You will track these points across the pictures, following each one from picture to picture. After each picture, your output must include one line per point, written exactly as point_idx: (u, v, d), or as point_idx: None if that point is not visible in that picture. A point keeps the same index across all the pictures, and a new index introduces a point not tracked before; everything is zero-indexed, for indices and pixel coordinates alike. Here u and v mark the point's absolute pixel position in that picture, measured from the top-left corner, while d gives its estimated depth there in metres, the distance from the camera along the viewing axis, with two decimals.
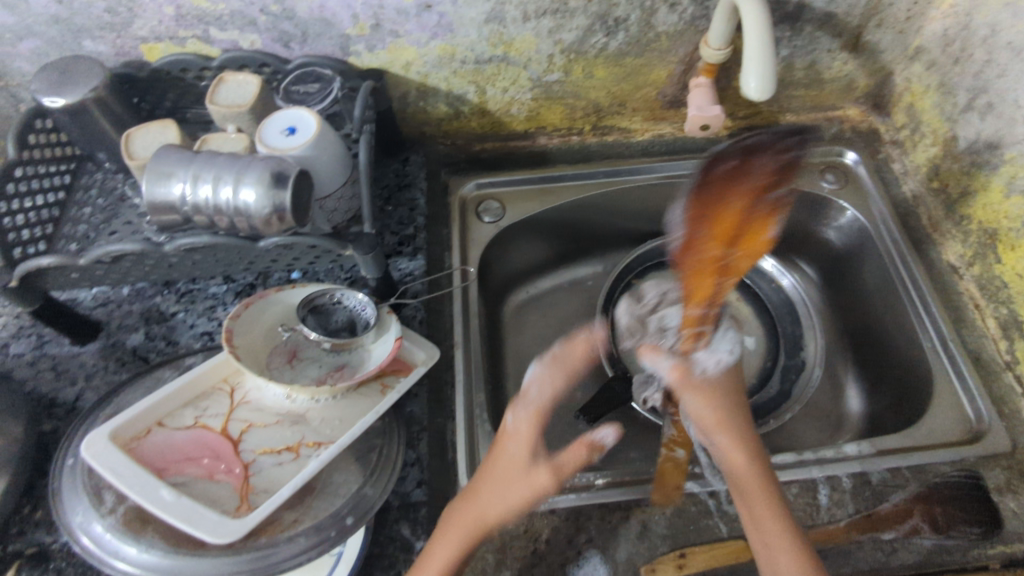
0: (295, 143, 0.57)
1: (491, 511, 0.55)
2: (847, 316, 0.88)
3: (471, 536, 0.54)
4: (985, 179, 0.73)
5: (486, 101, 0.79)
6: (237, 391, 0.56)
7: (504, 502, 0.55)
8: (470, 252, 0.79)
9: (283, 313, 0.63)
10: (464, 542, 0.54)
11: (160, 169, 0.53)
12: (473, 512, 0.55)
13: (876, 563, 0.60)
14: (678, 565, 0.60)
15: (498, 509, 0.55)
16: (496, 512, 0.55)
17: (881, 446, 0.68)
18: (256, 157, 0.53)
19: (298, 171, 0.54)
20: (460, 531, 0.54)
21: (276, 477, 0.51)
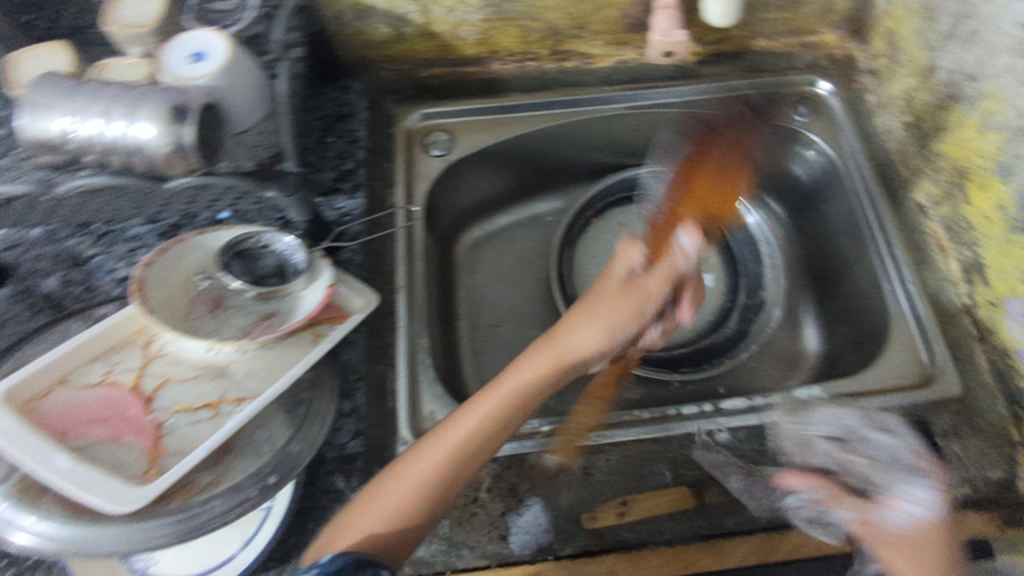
0: (202, 70, 0.50)
1: (585, 341, 0.60)
2: (812, 255, 0.85)
3: (555, 360, 0.59)
4: (961, 113, 0.67)
5: (432, 22, 0.73)
6: (152, 343, 0.53)
7: (593, 330, 0.60)
8: (417, 188, 0.74)
9: (204, 259, 0.58)
10: (544, 368, 0.58)
11: (40, 99, 0.47)
12: (562, 345, 0.59)
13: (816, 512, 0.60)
14: (620, 513, 0.61)
15: (584, 338, 0.60)
16: (582, 340, 0.60)
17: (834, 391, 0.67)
18: (152, 85, 0.48)
19: (202, 105, 0.48)
20: (546, 359, 0.59)
21: (191, 437, 0.49)
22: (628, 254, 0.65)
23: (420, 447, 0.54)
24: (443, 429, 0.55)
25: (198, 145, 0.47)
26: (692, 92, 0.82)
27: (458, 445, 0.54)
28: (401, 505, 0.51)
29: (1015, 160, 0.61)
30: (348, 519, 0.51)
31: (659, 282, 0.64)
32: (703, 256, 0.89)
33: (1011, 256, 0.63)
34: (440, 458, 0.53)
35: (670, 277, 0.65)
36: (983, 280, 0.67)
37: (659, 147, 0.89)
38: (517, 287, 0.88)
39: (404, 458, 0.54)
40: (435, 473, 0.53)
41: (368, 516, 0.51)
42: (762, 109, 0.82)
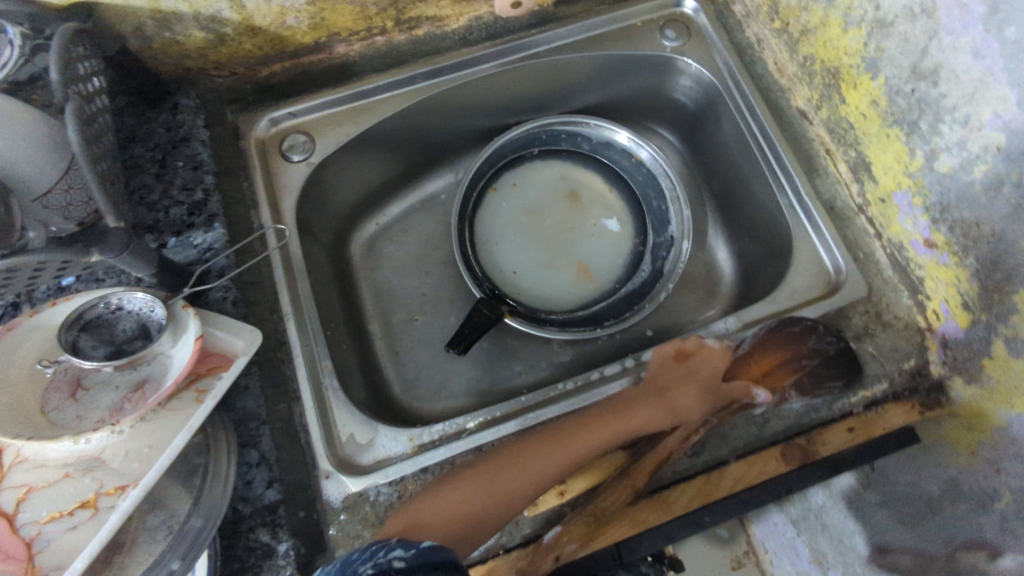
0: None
1: (682, 408, 0.61)
2: (711, 176, 0.84)
3: (660, 415, 0.60)
4: (822, 13, 0.65)
5: (250, 16, 0.64)
6: (5, 453, 0.47)
7: (691, 406, 0.61)
8: (285, 201, 0.70)
9: (47, 342, 0.51)
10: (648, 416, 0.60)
11: None
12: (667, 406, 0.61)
13: (749, 438, 0.61)
14: (560, 492, 0.59)
15: (685, 407, 0.61)
16: (686, 406, 0.61)
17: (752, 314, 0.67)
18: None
19: None
20: (653, 406, 0.61)
21: (70, 545, 0.44)
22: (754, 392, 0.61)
23: (522, 458, 0.56)
24: (555, 443, 0.57)
25: None
26: (557, 38, 0.78)
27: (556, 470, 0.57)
28: (475, 517, 0.54)
29: (878, 54, 0.60)
30: (430, 497, 0.55)
31: (735, 392, 0.61)
32: (606, 202, 0.87)
33: (892, 150, 0.62)
34: (539, 478, 0.56)
35: (746, 391, 0.61)
36: (870, 177, 0.65)
37: (538, 100, 0.85)
38: (424, 275, 0.84)
39: (505, 464, 0.56)
40: (531, 495, 0.56)
41: (458, 501, 0.55)
42: (630, 41, 0.78)
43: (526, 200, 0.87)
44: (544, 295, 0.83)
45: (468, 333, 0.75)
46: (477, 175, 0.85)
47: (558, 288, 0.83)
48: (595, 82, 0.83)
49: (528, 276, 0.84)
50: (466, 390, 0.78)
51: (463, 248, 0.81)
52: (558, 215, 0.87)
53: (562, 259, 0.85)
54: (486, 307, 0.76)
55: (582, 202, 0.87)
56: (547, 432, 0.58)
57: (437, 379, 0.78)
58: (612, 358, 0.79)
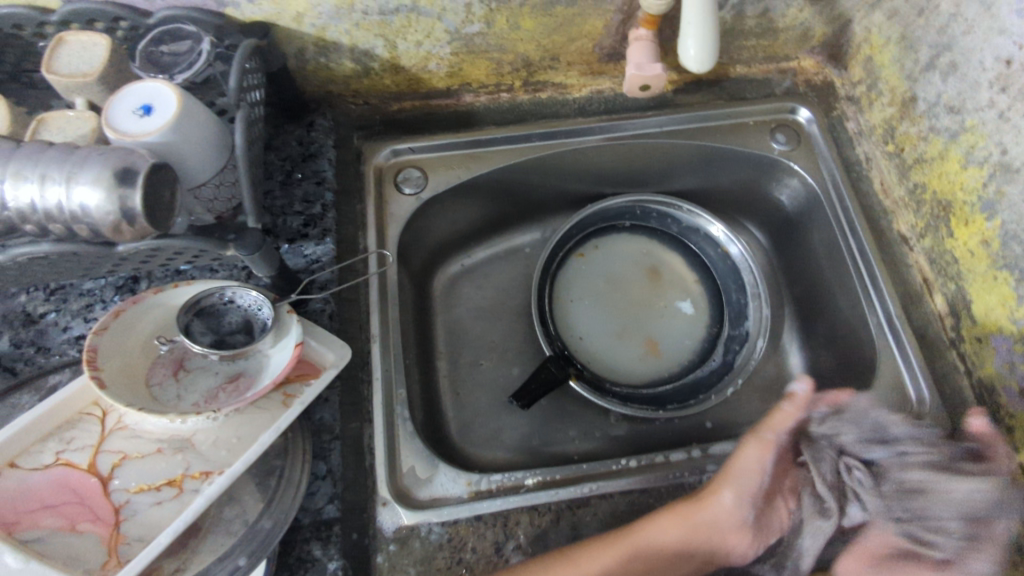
0: (149, 128, 0.47)
1: (709, 511, 0.59)
2: (795, 280, 0.84)
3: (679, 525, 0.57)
4: (942, 145, 0.66)
5: (398, 56, 0.69)
6: (109, 416, 0.50)
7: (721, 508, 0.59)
8: (389, 230, 0.72)
9: (163, 321, 0.55)
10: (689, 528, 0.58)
11: None
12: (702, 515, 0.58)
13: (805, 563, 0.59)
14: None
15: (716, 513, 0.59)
16: (717, 512, 0.59)
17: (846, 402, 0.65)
18: (91, 147, 0.45)
19: (151, 166, 0.45)
20: (678, 517, 0.58)
21: (153, 520, 0.45)
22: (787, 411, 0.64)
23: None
24: (581, 554, 0.54)
25: (144, 204, 0.44)
26: (670, 122, 0.80)
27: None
28: None
29: (997, 197, 0.61)
30: None
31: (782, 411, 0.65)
32: (686, 287, 0.88)
33: (997, 294, 0.62)
34: None
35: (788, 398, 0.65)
36: (969, 315, 0.65)
37: (638, 176, 0.87)
38: (497, 322, 0.85)
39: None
40: None
41: None
42: (740, 138, 0.81)
43: (608, 269, 0.89)
44: (611, 365, 0.83)
45: (533, 388, 0.76)
46: (566, 236, 0.87)
47: (627, 361, 0.84)
48: (695, 169, 0.85)
49: (597, 344, 0.85)
50: (519, 443, 0.77)
51: (541, 304, 0.82)
52: (637, 290, 0.88)
53: (633, 333, 0.86)
54: (553, 365, 0.77)
55: (661, 282, 0.88)
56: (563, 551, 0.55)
57: (493, 426, 0.78)
58: (668, 440, 0.79)
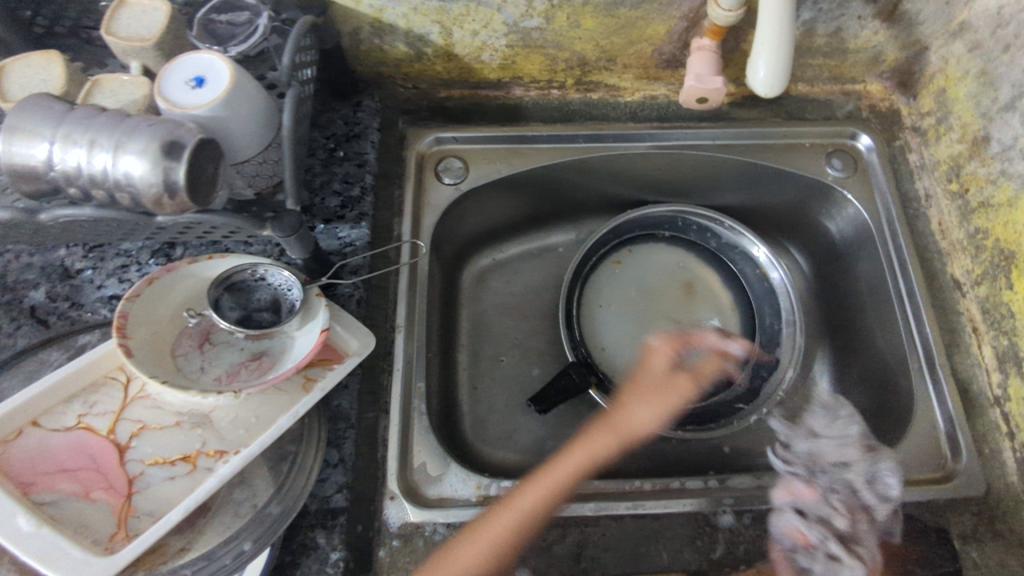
0: (201, 105, 0.46)
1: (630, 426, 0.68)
2: (833, 311, 0.81)
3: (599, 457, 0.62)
4: (1012, 193, 0.63)
5: (452, 44, 0.67)
6: (132, 384, 0.50)
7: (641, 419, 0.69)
8: (424, 218, 0.71)
9: (193, 292, 0.55)
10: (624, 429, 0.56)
11: (23, 126, 0.43)
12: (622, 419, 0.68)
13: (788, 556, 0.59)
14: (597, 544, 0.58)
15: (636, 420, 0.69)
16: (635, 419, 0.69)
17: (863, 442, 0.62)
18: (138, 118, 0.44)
19: (197, 140, 0.44)
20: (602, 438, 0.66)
21: (165, 496, 0.45)
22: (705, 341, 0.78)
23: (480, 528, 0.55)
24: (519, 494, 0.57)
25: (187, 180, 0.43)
26: (724, 137, 0.78)
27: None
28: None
29: None
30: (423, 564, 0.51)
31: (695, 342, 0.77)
32: (720, 305, 0.85)
33: None
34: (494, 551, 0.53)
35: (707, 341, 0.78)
36: (1019, 373, 0.62)
37: (683, 187, 0.85)
38: (522, 321, 0.84)
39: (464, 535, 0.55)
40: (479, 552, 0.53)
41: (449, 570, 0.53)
42: (794, 159, 0.78)
43: (640, 278, 0.86)
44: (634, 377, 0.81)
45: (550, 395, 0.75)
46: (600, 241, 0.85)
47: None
48: (742, 185, 0.82)
49: (623, 355, 0.82)
50: (533, 448, 0.76)
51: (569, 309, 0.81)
52: (669, 303, 0.86)
53: None
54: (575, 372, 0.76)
55: (694, 297, 0.86)
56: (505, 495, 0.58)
57: (507, 427, 0.77)
58: (684, 462, 0.77)
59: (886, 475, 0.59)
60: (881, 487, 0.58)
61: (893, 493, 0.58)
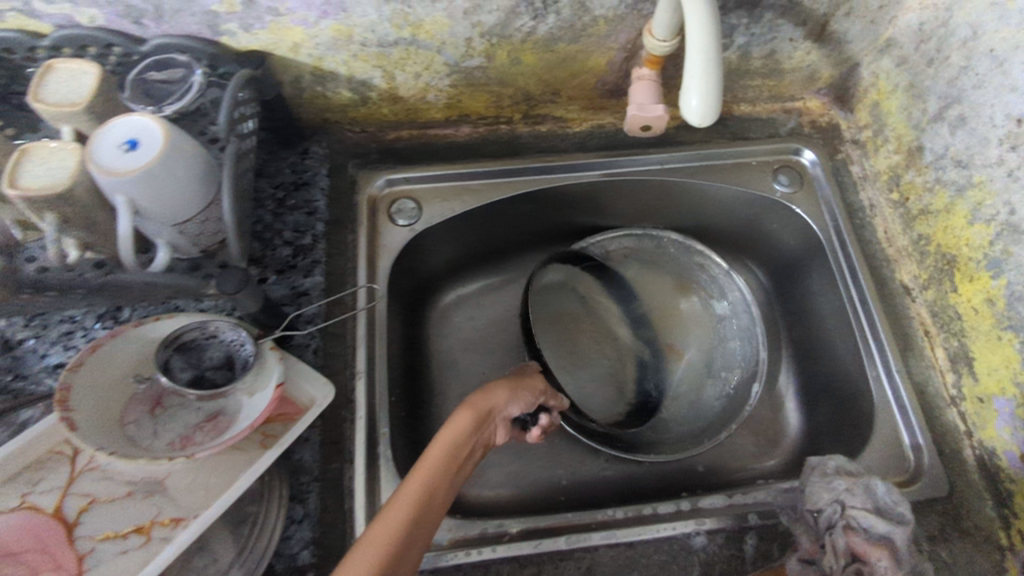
0: (132, 167, 0.46)
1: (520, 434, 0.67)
2: (793, 322, 0.83)
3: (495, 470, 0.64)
4: (948, 199, 0.64)
5: (396, 87, 0.68)
6: (79, 457, 0.48)
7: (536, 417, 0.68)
8: (380, 261, 0.71)
9: (141, 357, 0.53)
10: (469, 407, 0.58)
11: None
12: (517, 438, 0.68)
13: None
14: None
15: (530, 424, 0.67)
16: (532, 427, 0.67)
17: (841, 469, 0.63)
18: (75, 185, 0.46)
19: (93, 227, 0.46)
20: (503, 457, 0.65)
21: (118, 571, 0.44)
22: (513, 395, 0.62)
23: (412, 486, 0.49)
24: (432, 458, 0.52)
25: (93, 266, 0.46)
26: (672, 160, 0.79)
27: (433, 475, 0.51)
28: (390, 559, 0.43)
29: (1004, 256, 0.59)
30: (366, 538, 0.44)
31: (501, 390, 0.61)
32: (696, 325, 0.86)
33: (1000, 354, 0.61)
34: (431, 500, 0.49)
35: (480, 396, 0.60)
36: (971, 373, 0.64)
37: (638, 212, 0.86)
38: (488, 355, 0.83)
39: (401, 494, 0.48)
40: (416, 501, 0.48)
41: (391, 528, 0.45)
42: (741, 178, 0.79)
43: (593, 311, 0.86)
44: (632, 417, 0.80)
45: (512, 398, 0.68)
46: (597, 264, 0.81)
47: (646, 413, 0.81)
48: (694, 207, 0.84)
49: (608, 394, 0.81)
50: (506, 483, 0.75)
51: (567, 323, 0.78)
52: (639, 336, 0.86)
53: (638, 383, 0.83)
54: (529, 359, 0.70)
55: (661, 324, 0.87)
56: (422, 462, 0.52)
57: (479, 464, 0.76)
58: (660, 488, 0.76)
59: (895, 501, 0.58)
60: (894, 514, 0.58)
61: (908, 516, 0.57)
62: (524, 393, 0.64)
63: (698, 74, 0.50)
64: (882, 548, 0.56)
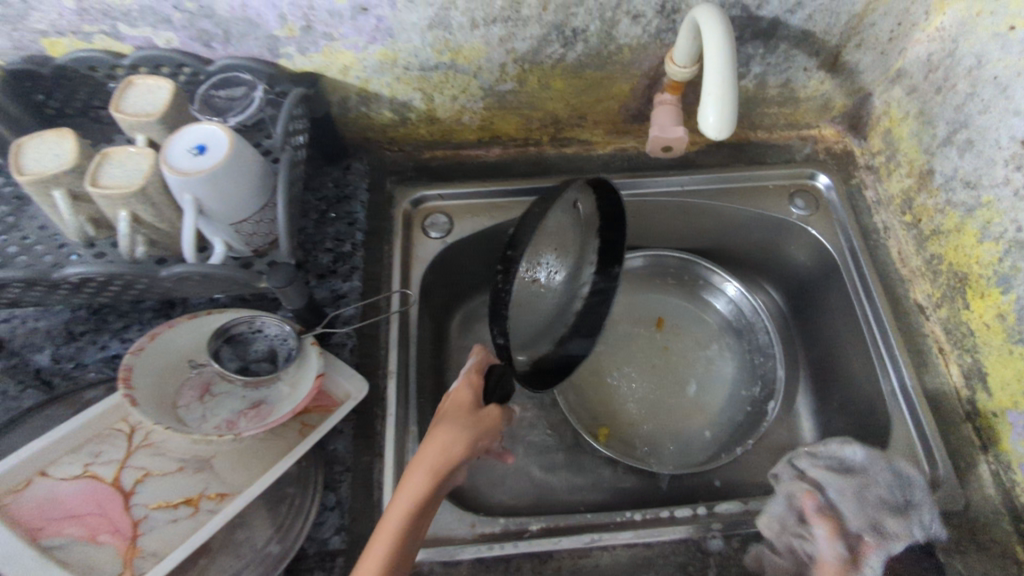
0: (209, 165, 0.51)
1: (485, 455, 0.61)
2: (810, 343, 0.85)
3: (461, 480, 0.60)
4: (959, 219, 0.67)
5: (434, 108, 0.73)
6: (136, 434, 0.52)
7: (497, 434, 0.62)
8: (413, 272, 0.75)
9: (195, 345, 0.58)
10: (427, 463, 0.51)
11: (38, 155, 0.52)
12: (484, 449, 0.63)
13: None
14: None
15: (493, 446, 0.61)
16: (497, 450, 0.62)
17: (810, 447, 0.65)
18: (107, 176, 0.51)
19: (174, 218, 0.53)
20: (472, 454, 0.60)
21: (169, 538, 0.47)
22: (468, 430, 0.55)
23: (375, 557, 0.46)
24: (394, 516, 0.49)
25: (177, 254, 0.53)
26: (693, 183, 0.82)
27: (390, 544, 0.47)
28: None
29: (1013, 272, 0.62)
30: None
31: (456, 431, 0.54)
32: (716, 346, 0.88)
33: (1012, 368, 0.62)
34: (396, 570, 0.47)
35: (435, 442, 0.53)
36: (985, 389, 0.66)
37: (659, 232, 0.89)
38: None
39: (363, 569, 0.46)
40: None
41: None
42: (759, 202, 0.82)
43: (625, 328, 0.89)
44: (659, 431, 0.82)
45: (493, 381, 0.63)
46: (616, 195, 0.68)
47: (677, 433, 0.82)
48: (714, 229, 0.87)
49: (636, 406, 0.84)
50: (526, 490, 0.77)
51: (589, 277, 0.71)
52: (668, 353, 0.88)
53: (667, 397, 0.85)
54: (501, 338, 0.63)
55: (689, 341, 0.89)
56: (385, 522, 0.48)
57: (500, 471, 0.78)
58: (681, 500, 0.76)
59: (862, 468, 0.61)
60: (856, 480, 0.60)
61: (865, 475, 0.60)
62: (480, 427, 0.56)
63: (716, 89, 0.54)
64: (828, 516, 0.58)
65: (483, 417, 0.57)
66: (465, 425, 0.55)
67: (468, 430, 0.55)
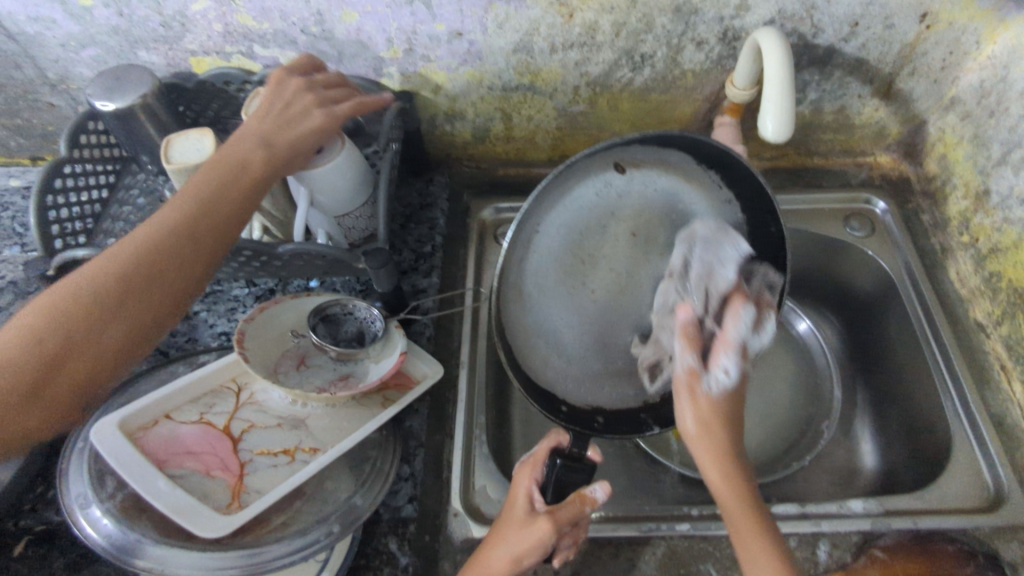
0: (332, 156, 0.60)
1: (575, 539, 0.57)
2: (868, 367, 0.85)
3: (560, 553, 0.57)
4: (1016, 236, 0.69)
5: (512, 128, 0.81)
6: (243, 392, 0.59)
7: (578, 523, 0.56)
8: (485, 274, 0.80)
9: (297, 320, 0.64)
10: None
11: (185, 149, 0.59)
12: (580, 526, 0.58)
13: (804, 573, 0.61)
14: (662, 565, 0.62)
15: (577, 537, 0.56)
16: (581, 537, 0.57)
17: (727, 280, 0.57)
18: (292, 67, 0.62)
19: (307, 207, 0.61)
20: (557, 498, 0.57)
21: (269, 479, 0.53)
22: (511, 552, 0.51)
23: None
24: None
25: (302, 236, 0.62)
26: None
27: None
28: None
29: None
30: None
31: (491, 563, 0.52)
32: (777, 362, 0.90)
33: None
34: None
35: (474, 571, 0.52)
36: None
37: None
38: None
39: None
40: None
41: None
42: (817, 223, 0.85)
43: None
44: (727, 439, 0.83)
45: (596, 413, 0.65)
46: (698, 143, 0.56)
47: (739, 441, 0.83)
48: None
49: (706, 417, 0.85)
50: None
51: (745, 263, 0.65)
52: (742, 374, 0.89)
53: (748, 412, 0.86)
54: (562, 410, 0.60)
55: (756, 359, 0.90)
56: None
57: None
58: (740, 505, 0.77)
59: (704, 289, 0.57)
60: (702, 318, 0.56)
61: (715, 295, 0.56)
62: (525, 548, 0.52)
63: (774, 98, 0.60)
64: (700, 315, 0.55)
65: (527, 529, 0.53)
66: (511, 535, 0.53)
67: (508, 554, 0.51)
